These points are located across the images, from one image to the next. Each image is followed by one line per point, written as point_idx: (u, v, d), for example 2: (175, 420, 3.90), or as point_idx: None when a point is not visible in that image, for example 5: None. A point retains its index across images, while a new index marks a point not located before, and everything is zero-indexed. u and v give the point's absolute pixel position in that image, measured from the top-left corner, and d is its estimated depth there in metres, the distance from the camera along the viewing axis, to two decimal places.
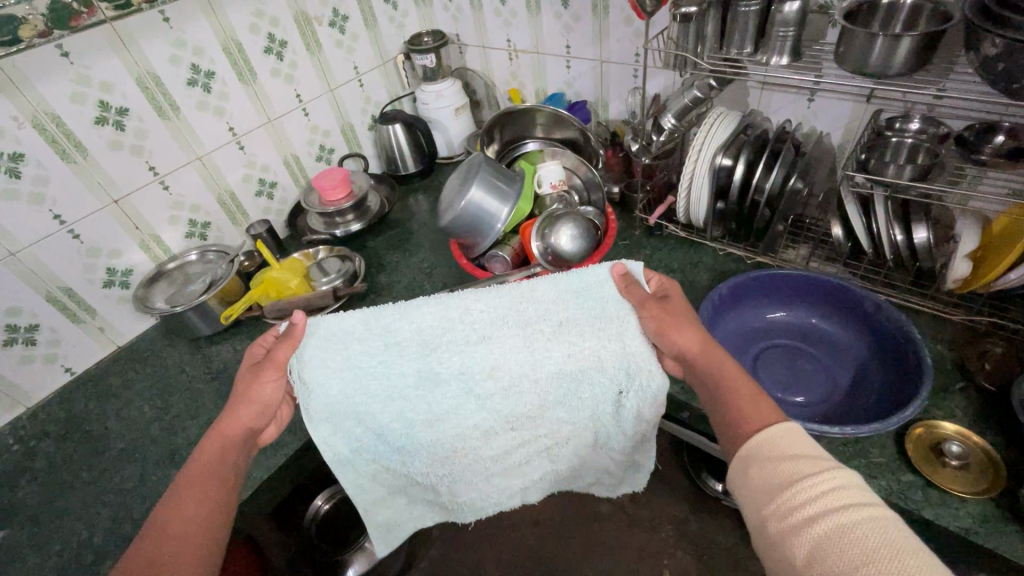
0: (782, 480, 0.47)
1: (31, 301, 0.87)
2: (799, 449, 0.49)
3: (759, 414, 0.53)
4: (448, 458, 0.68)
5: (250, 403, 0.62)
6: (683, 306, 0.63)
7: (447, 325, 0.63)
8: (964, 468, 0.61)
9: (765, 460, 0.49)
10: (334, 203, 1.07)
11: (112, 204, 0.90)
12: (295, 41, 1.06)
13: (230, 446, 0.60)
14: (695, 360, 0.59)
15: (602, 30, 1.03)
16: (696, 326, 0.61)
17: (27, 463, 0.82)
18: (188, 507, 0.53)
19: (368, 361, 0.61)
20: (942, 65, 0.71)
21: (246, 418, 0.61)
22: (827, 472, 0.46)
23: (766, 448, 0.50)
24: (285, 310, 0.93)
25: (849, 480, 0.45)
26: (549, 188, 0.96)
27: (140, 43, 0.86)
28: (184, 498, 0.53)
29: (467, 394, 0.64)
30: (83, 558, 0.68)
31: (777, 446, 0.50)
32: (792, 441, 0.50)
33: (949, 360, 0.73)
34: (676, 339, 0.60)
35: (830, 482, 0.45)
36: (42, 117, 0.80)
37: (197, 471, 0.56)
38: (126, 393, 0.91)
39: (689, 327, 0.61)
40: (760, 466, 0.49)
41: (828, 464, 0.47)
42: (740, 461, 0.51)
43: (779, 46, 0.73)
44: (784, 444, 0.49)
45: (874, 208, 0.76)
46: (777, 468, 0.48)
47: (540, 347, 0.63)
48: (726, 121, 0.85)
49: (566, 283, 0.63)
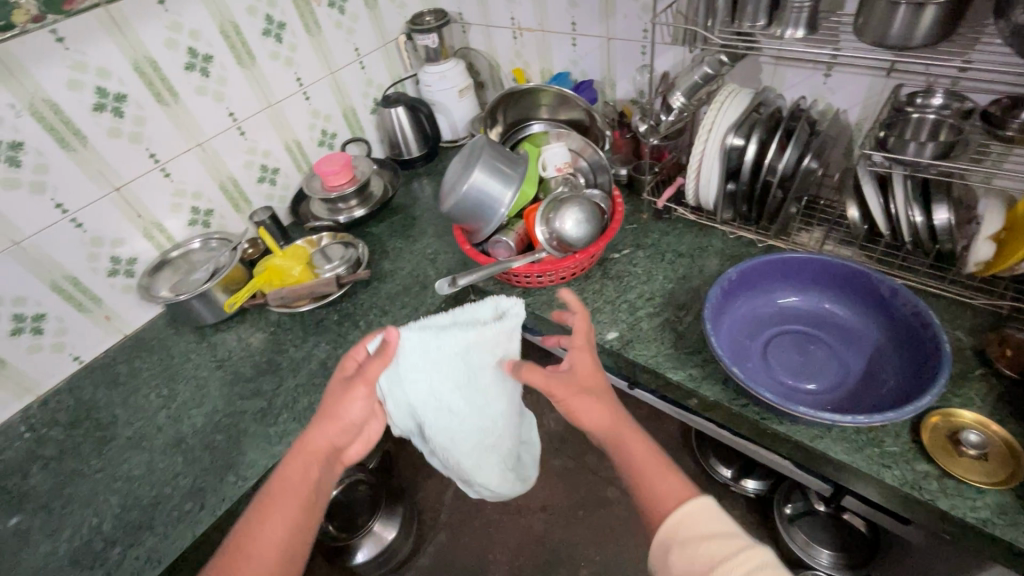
0: (700, 565, 0.47)
1: (36, 291, 0.87)
2: (711, 530, 0.49)
3: (668, 494, 0.54)
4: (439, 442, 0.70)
5: (335, 418, 0.60)
6: (588, 372, 0.63)
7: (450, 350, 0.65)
8: (983, 458, 0.59)
9: (684, 545, 0.49)
10: (337, 188, 1.06)
11: (113, 192, 0.90)
12: (294, 23, 1.04)
13: (317, 462, 0.60)
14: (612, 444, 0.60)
15: (609, 5, 0.99)
16: (601, 405, 0.61)
17: (38, 451, 0.83)
18: (265, 534, 0.55)
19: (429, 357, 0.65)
20: (969, 35, 0.67)
21: (333, 436, 0.60)
22: (743, 552, 0.46)
23: (681, 531, 0.50)
24: (289, 299, 0.93)
25: (763, 557, 0.46)
26: (554, 171, 0.94)
27: (136, 27, 0.85)
28: (265, 521, 0.55)
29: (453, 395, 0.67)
30: (93, 545, 0.69)
31: (693, 528, 0.50)
32: (703, 521, 0.50)
33: (967, 346, 0.70)
34: (590, 421, 0.61)
35: (748, 562, 0.45)
36: (38, 104, 0.79)
37: (280, 492, 0.57)
38: (133, 380, 0.92)
39: (599, 405, 0.61)
40: (678, 551, 0.49)
41: (742, 541, 0.47)
42: (661, 548, 0.51)
43: (794, 17, 0.70)
44: (696, 522, 0.50)
45: (892, 189, 0.73)
46: (694, 552, 0.48)
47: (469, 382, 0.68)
48: (738, 97, 0.82)
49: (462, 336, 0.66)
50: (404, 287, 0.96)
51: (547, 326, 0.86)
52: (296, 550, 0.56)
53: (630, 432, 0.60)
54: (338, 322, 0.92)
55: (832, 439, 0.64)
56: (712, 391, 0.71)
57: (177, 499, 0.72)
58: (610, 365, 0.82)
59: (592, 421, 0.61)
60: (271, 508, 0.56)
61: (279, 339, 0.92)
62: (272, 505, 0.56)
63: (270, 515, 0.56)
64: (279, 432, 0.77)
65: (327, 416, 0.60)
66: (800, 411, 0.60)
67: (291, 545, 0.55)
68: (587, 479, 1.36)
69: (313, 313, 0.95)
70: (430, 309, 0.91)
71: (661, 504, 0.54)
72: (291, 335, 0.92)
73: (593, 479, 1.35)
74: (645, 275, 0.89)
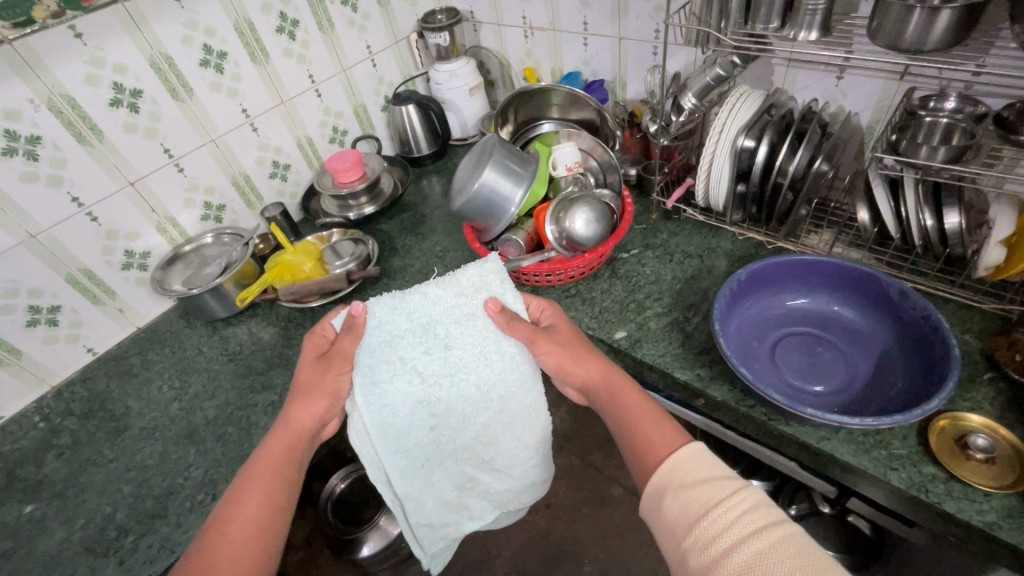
0: (696, 507, 0.48)
1: (52, 283, 0.88)
2: (705, 474, 0.51)
3: (661, 440, 0.56)
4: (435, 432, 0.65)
5: (317, 393, 0.63)
6: (569, 332, 0.68)
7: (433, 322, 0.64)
8: (990, 462, 0.60)
9: (678, 489, 0.50)
10: (347, 184, 1.07)
11: (128, 186, 0.91)
12: (307, 20, 1.05)
13: (297, 439, 0.62)
14: (597, 388, 0.65)
15: (621, 5, 0.99)
16: (589, 354, 0.66)
17: (52, 440, 0.85)
18: (245, 507, 0.55)
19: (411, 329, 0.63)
20: (984, 38, 0.67)
21: (313, 412, 0.63)
22: (739, 493, 0.47)
23: (677, 477, 0.51)
24: (299, 294, 0.94)
25: (758, 498, 0.47)
26: (564, 170, 0.94)
27: (152, 24, 0.85)
28: (247, 492, 0.56)
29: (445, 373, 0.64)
30: (106, 533, 0.70)
31: (689, 471, 0.51)
32: (699, 466, 0.52)
33: (976, 350, 0.70)
34: (576, 371, 0.66)
35: (745, 502, 0.47)
36: (57, 99, 0.80)
37: (262, 465, 0.58)
38: (146, 372, 0.93)
39: (583, 359, 0.66)
40: (674, 495, 0.50)
41: (737, 484, 0.49)
42: (656, 492, 0.52)
43: (807, 20, 0.70)
44: (691, 468, 0.51)
45: (903, 192, 0.73)
46: (690, 495, 0.49)
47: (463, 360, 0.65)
48: (750, 99, 0.82)
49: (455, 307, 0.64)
50: (414, 285, 0.97)
51: None
52: (280, 522, 0.56)
53: (620, 380, 0.64)
54: None
55: (838, 441, 0.65)
56: (720, 391, 0.71)
57: (189, 490, 0.73)
58: (617, 364, 0.83)
59: (577, 373, 0.66)
60: (252, 484, 0.56)
61: (289, 334, 0.93)
62: (253, 481, 0.57)
63: (251, 491, 0.56)
64: None
65: (307, 392, 0.63)
66: (808, 411, 0.60)
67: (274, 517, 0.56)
68: (592, 477, 1.36)
69: (323, 309, 0.96)
70: None
71: (655, 450, 0.55)
72: (301, 329, 0.93)
73: (598, 478, 1.36)
74: (654, 275, 0.89)
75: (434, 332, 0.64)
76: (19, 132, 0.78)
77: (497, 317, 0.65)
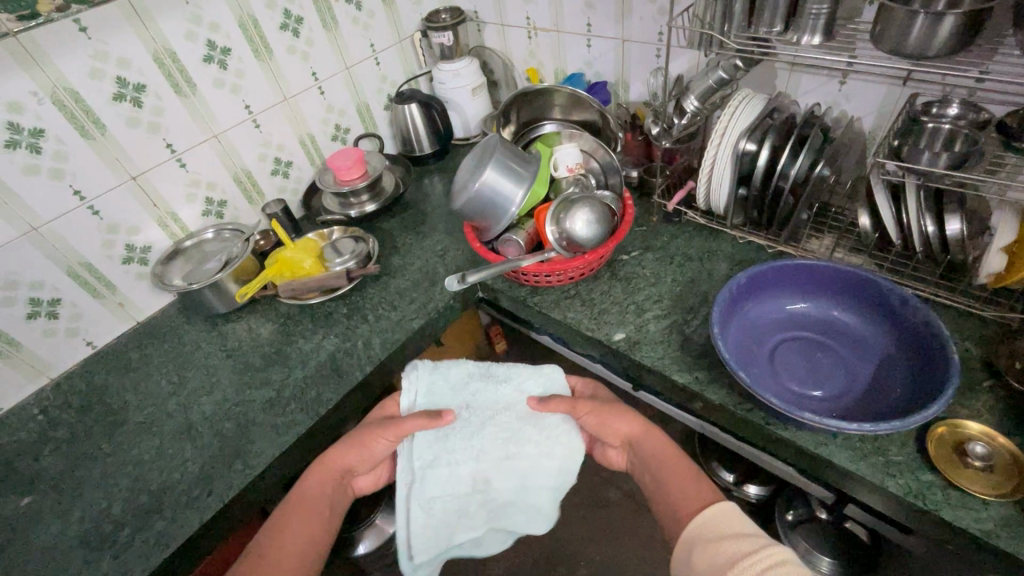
0: (720, 559, 0.50)
1: (53, 276, 0.88)
2: (733, 530, 0.53)
3: (694, 497, 0.59)
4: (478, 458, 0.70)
5: (358, 449, 0.69)
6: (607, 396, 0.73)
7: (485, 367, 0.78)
8: (987, 470, 0.59)
9: (707, 541, 0.53)
10: (349, 182, 1.07)
11: (130, 180, 0.91)
12: (312, 18, 1.05)
13: (332, 477, 0.68)
14: (640, 440, 0.67)
15: (625, 7, 0.99)
16: (629, 411, 0.69)
17: (50, 433, 0.85)
18: (286, 532, 0.61)
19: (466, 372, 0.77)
20: (987, 45, 0.67)
21: (349, 461, 0.69)
22: (765, 548, 0.49)
23: (707, 530, 0.54)
24: (298, 291, 0.94)
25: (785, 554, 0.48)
26: (566, 171, 0.94)
27: (156, 19, 0.86)
28: (287, 521, 0.62)
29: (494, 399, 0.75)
30: (102, 527, 0.70)
31: (719, 528, 0.54)
32: (727, 522, 0.54)
33: (976, 358, 0.70)
34: (616, 427, 0.68)
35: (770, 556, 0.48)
36: (60, 92, 0.80)
37: (300, 500, 0.65)
38: (144, 366, 0.93)
39: (624, 414, 0.68)
40: (702, 547, 0.53)
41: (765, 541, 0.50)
42: (686, 545, 0.55)
43: (812, 23, 0.70)
44: (721, 522, 0.54)
45: (904, 198, 0.73)
46: (716, 549, 0.51)
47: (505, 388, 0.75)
48: (752, 103, 0.82)
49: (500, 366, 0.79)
50: (414, 283, 0.97)
51: (553, 325, 0.87)
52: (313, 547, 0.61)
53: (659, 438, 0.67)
54: (347, 315, 0.93)
55: (836, 446, 0.64)
56: (718, 395, 0.71)
57: (185, 485, 0.73)
58: (615, 366, 0.83)
59: (619, 429, 0.68)
60: (289, 517, 0.63)
61: (288, 330, 0.93)
62: (290, 515, 0.63)
63: (288, 525, 0.62)
64: (286, 422, 0.78)
65: (352, 444, 0.69)
66: (806, 416, 0.60)
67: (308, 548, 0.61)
68: (588, 479, 1.36)
69: (323, 306, 0.96)
70: (438, 305, 0.92)
71: (685, 509, 0.58)
72: (300, 326, 0.93)
73: (595, 480, 1.35)
74: (653, 277, 0.89)
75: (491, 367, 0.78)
76: (22, 125, 0.78)
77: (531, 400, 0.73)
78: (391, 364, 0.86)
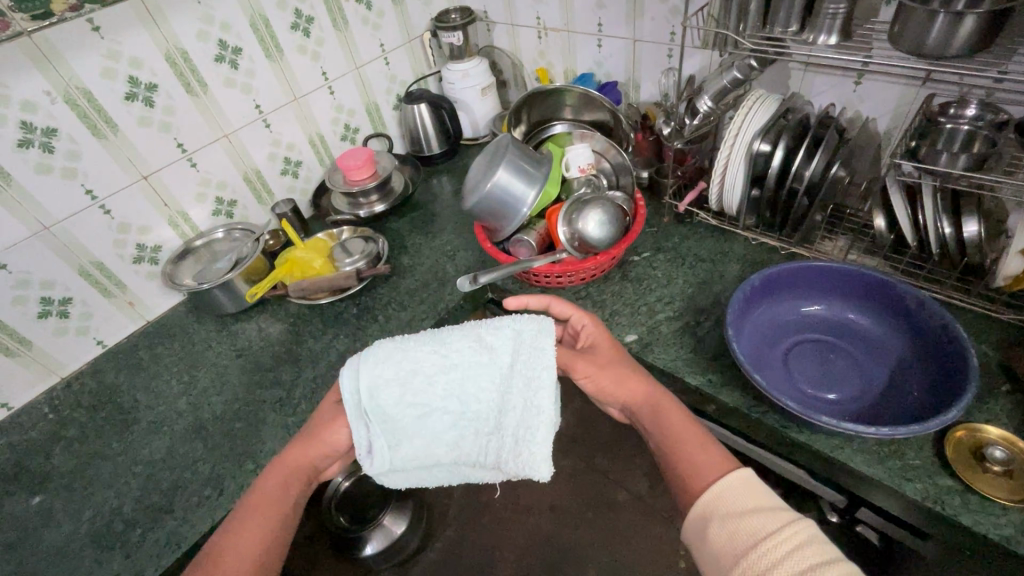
0: (743, 538, 0.48)
1: (65, 275, 0.89)
2: (751, 504, 0.50)
3: (706, 464, 0.56)
4: (428, 394, 0.61)
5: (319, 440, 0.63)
6: (606, 349, 0.68)
7: (441, 340, 0.62)
8: (1007, 475, 0.59)
9: (724, 518, 0.50)
10: (358, 182, 1.07)
11: (141, 179, 0.91)
12: (322, 17, 1.05)
13: (294, 477, 0.62)
14: (637, 406, 0.64)
15: (637, 7, 0.99)
16: (628, 375, 0.65)
17: (62, 432, 0.85)
18: (246, 538, 0.56)
19: (423, 340, 0.62)
20: (1007, 46, 0.66)
21: (313, 456, 0.63)
22: (789, 527, 0.47)
23: (722, 505, 0.51)
24: (308, 291, 0.94)
25: (811, 535, 0.46)
26: (577, 172, 0.94)
27: (168, 18, 0.86)
28: (246, 524, 0.57)
29: (450, 354, 0.62)
30: (114, 526, 0.70)
31: (735, 500, 0.51)
32: (746, 497, 0.51)
33: (994, 362, 0.69)
34: (614, 391, 0.64)
35: (795, 539, 0.46)
36: (73, 91, 0.80)
37: (260, 499, 0.59)
38: (155, 365, 0.93)
39: (620, 375, 0.64)
40: (720, 523, 0.50)
41: (788, 517, 0.48)
42: (700, 517, 0.52)
43: (827, 24, 0.70)
44: (738, 497, 0.51)
45: (921, 200, 0.73)
46: (737, 526, 0.49)
47: (473, 352, 0.62)
48: (766, 103, 0.81)
49: (473, 325, 0.63)
50: (424, 283, 0.96)
51: None
52: (275, 556, 0.57)
53: (664, 399, 0.63)
54: (357, 315, 0.93)
55: (852, 449, 0.64)
56: (732, 397, 0.71)
57: (196, 485, 0.73)
58: None
59: (618, 393, 0.64)
60: (249, 520, 0.58)
61: (299, 330, 0.93)
62: (251, 513, 0.58)
63: (249, 523, 0.57)
64: (297, 423, 0.78)
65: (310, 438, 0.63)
66: (823, 419, 0.59)
67: (272, 549, 0.57)
68: (595, 480, 1.36)
69: (333, 307, 0.96)
70: (449, 305, 0.91)
71: (699, 478, 0.55)
72: (310, 326, 0.93)
73: (602, 482, 1.35)
74: (665, 278, 0.89)
75: (445, 334, 0.62)
76: (35, 124, 0.79)
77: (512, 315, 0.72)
78: None
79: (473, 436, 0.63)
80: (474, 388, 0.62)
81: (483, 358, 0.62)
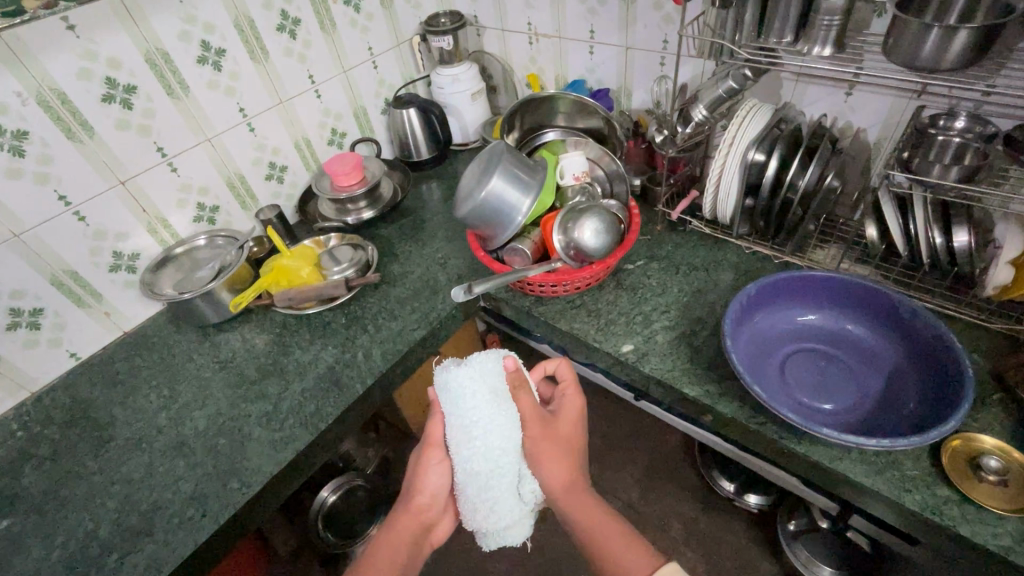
0: None
1: (34, 284, 0.84)
2: None
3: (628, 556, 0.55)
4: (460, 451, 0.62)
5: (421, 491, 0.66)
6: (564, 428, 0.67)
7: (459, 392, 0.63)
8: (1002, 484, 0.59)
9: None
10: (346, 188, 1.04)
11: (118, 185, 0.87)
12: (309, 19, 1.02)
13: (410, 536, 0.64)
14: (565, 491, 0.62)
15: (629, 15, 0.99)
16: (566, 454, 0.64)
17: (31, 450, 0.81)
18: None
19: (450, 394, 0.63)
20: (997, 60, 0.67)
21: (419, 510, 0.65)
22: None
23: None
24: (295, 300, 0.91)
25: None
26: (572, 179, 0.92)
27: (148, 17, 0.82)
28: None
29: (465, 411, 0.62)
30: (89, 550, 0.66)
31: None
32: None
33: (985, 370, 0.70)
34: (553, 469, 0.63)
35: None
36: (45, 92, 0.76)
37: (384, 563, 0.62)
38: (132, 379, 0.89)
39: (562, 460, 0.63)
40: None
41: None
42: None
43: (822, 35, 0.70)
44: None
45: (912, 209, 0.74)
46: None
47: (491, 405, 0.62)
48: (760, 112, 0.82)
49: (483, 375, 0.63)
50: (417, 292, 0.94)
51: (559, 335, 0.85)
52: None
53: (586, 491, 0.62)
54: (347, 325, 0.90)
55: (851, 460, 0.64)
56: (730, 408, 0.70)
57: (178, 505, 0.69)
58: (623, 377, 0.81)
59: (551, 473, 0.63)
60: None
61: (285, 340, 0.90)
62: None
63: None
64: (285, 438, 0.75)
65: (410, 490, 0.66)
66: (824, 432, 0.59)
67: None
68: None
69: (320, 316, 0.93)
70: (440, 314, 0.90)
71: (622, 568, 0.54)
72: (297, 337, 0.90)
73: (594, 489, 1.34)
74: (659, 287, 0.88)
75: (457, 391, 0.63)
76: (4, 126, 0.74)
77: (512, 378, 0.67)
78: (393, 375, 0.84)
79: (507, 490, 0.62)
80: (497, 439, 0.62)
81: (501, 408, 0.63)
